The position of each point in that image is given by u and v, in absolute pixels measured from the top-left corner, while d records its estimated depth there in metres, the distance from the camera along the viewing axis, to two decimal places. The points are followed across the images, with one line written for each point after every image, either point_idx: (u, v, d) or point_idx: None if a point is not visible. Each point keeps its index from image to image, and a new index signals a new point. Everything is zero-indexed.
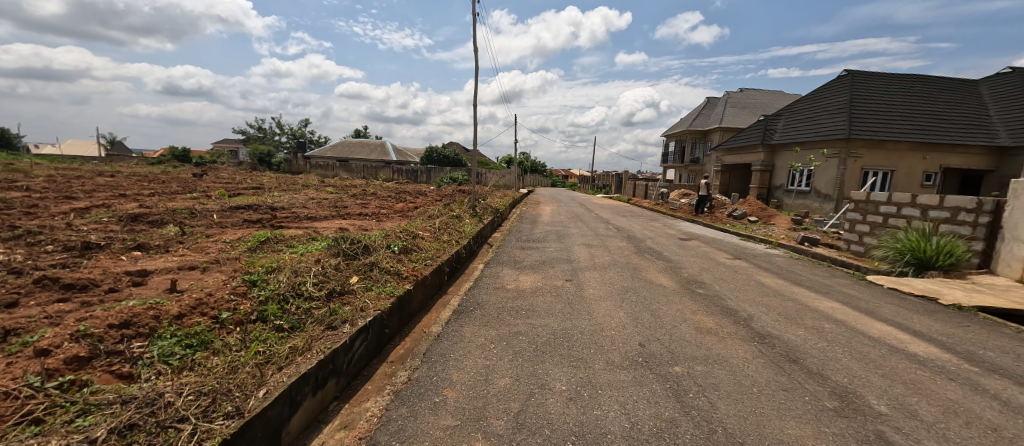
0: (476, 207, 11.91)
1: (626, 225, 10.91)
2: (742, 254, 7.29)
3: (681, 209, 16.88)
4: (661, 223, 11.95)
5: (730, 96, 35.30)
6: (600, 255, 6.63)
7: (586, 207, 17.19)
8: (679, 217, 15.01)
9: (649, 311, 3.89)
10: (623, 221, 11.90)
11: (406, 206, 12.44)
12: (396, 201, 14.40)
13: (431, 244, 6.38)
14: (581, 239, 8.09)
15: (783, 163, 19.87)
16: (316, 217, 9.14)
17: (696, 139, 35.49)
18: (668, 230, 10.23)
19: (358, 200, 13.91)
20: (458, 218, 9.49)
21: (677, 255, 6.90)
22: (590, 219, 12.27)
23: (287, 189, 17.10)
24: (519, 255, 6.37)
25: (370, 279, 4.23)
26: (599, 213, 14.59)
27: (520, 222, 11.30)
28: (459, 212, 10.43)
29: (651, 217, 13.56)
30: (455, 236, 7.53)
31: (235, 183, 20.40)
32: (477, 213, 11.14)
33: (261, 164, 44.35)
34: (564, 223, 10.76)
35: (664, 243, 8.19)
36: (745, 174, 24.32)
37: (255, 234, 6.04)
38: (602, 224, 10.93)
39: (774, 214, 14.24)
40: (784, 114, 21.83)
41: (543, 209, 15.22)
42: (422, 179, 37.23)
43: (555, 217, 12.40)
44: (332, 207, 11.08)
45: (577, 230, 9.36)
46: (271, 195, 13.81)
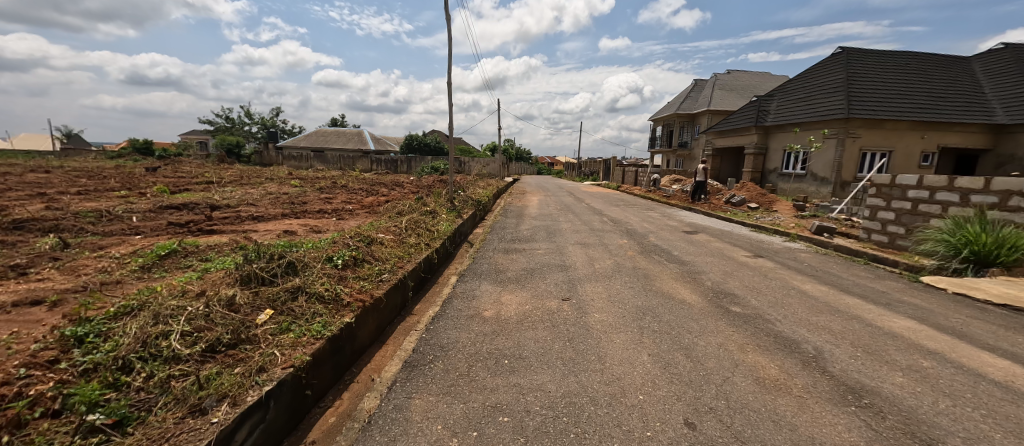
0: (454, 200, 10.63)
1: (622, 216, 9.83)
2: (761, 250, 6.26)
3: (675, 196, 15.92)
4: (659, 213, 10.89)
5: (719, 78, 34.43)
6: (600, 257, 5.51)
7: (576, 196, 16.11)
8: (675, 205, 14.02)
9: (681, 350, 2.77)
10: (618, 212, 10.77)
11: (376, 200, 11.10)
12: (367, 194, 13.01)
13: (391, 250, 5.11)
14: (575, 235, 6.94)
15: (777, 146, 19.02)
16: (263, 216, 7.78)
17: (684, 123, 34.58)
18: (669, 221, 9.18)
19: (323, 195, 12.44)
20: (432, 214, 8.24)
21: (689, 255, 5.82)
22: (581, 210, 11.10)
23: (247, 183, 15.49)
24: (500, 260, 5.18)
25: (288, 315, 2.98)
26: (590, 203, 13.47)
27: (504, 216, 10.10)
28: (434, 206, 9.18)
29: (647, 206, 12.48)
30: (424, 236, 6.27)
31: (192, 177, 18.56)
32: (456, 206, 9.89)
33: (230, 156, 41.86)
34: (553, 215, 9.60)
35: (669, 238, 7.10)
36: (737, 158, 23.49)
37: (159, 244, 4.69)
38: (596, 216, 9.80)
39: (774, 199, 13.36)
40: (777, 94, 20.95)
41: (530, 200, 14.03)
42: (402, 169, 35.56)
43: (543, 209, 11.23)
44: (288, 204, 9.65)
45: (569, 224, 8.21)
46: (223, 190, 12.28)
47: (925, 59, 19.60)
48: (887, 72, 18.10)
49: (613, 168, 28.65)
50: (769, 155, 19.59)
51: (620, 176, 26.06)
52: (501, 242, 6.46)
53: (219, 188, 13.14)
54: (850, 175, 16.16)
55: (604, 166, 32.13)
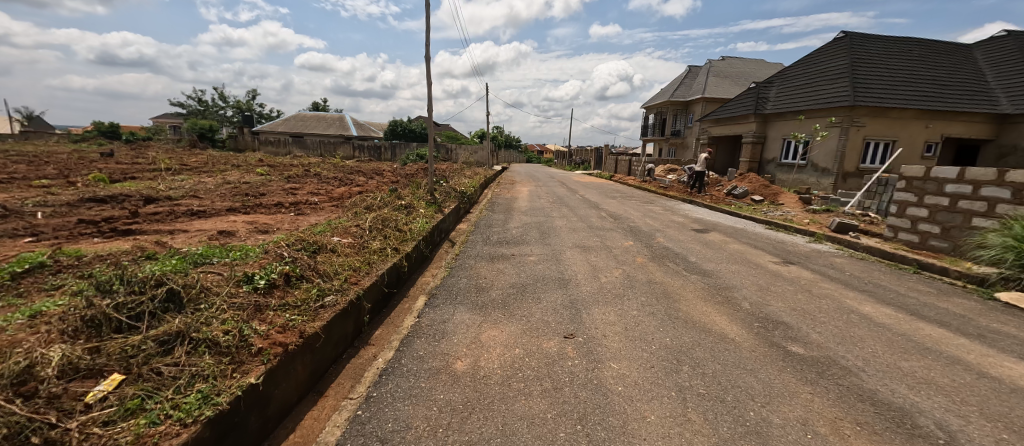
0: (434, 191, 9.50)
1: (621, 210, 8.89)
2: (789, 255, 5.36)
3: (672, 187, 15.04)
4: (661, 207, 9.94)
5: (713, 65, 33.54)
6: (605, 265, 4.52)
7: (568, 187, 15.14)
8: (675, 196, 13.15)
9: (752, 440, 1.80)
10: (617, 205, 9.78)
11: (347, 191, 9.95)
12: (339, 184, 11.78)
13: (343, 259, 4.03)
14: (572, 236, 5.94)
15: (777, 135, 18.24)
16: (204, 212, 6.60)
17: (677, 111, 33.65)
18: (675, 217, 8.25)
19: (290, 184, 11.17)
20: (406, 209, 7.16)
21: (709, 261, 4.88)
22: (576, 203, 10.09)
23: (209, 171, 14.11)
24: (482, 271, 4.16)
25: (146, 385, 1.92)
26: (585, 194, 12.47)
27: (492, 209, 9.05)
28: (411, 199, 8.09)
29: (645, 199, 11.53)
30: (392, 237, 5.19)
31: (150, 163, 16.95)
32: (436, 199, 8.79)
33: (202, 141, 39.60)
34: (545, 209, 8.59)
35: (680, 239, 6.14)
36: (733, 147, 22.68)
37: (23, 255, 3.51)
38: (593, 210, 8.82)
39: (778, 191, 12.56)
40: (776, 80, 20.11)
41: (519, 191, 13.01)
42: (386, 156, 34.08)
43: (534, 201, 10.21)
44: (242, 196, 8.42)
45: (563, 221, 7.21)
46: (175, 179, 10.94)
47: (928, 45, 18.91)
48: (892, 58, 17.35)
49: (605, 157, 27.64)
50: (767, 144, 18.78)
51: (613, 165, 25.12)
52: (486, 243, 5.43)
53: (171, 176, 11.75)
54: (852, 166, 15.32)
55: (596, 155, 31.12)
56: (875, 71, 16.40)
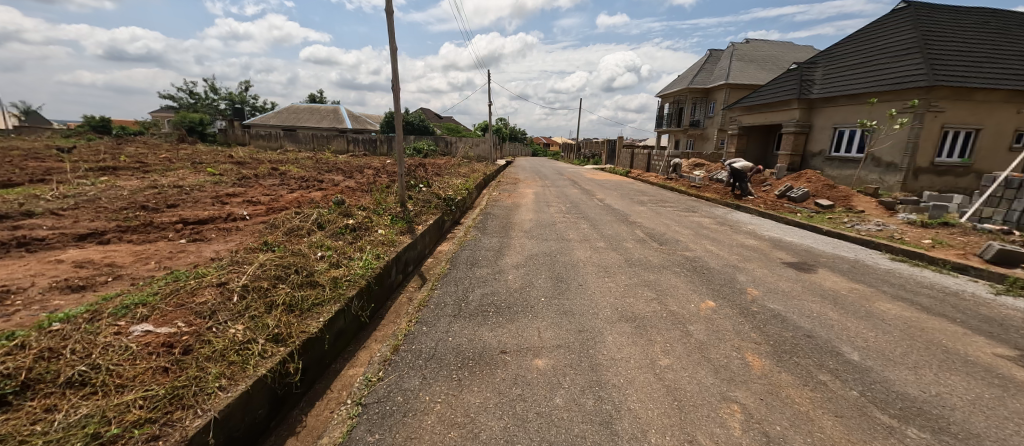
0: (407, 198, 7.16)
1: (660, 226, 6.50)
2: (1005, 333, 2.96)
3: (707, 187, 12.51)
4: (709, 218, 7.50)
5: (736, 48, 30.69)
6: (696, 388, 2.13)
7: (581, 187, 12.74)
8: (715, 199, 10.65)
9: None
10: (651, 217, 7.36)
11: (296, 198, 7.64)
12: (298, 186, 9.50)
13: (87, 413, 1.70)
14: (606, 287, 3.58)
15: (825, 123, 15.53)
16: (33, 243, 4.30)
17: (696, 99, 30.76)
18: (739, 239, 5.83)
19: (233, 188, 8.93)
20: (349, 232, 4.83)
21: (885, 359, 2.50)
22: (596, 212, 7.70)
23: (156, 170, 11.91)
24: (427, 429, 1.80)
25: None
26: (602, 197, 10.11)
27: (484, 221, 6.71)
28: (366, 214, 5.77)
29: (680, 204, 9.11)
30: (286, 305, 2.86)
31: (100, 160, 14.88)
32: (406, 211, 6.45)
33: (192, 134, 37.74)
34: (556, 225, 6.25)
35: (781, 289, 3.74)
36: (766, 138, 19.95)
37: None
38: (621, 226, 6.42)
39: (848, 192, 10.00)
40: (822, 61, 17.34)
41: (522, 192, 10.69)
42: (382, 150, 31.89)
43: (539, 210, 7.85)
44: (142, 207, 6.19)
45: (584, 250, 4.85)
46: (87, 182, 8.67)
47: (1007, 16, 15.93)
48: (968, 30, 14.46)
49: (618, 149, 25.08)
50: (813, 135, 16.09)
51: (628, 159, 22.55)
52: (461, 309, 3.07)
53: (92, 178, 9.51)
54: (926, 159, 12.59)
55: (607, 148, 28.54)
56: (952, 44, 13.56)
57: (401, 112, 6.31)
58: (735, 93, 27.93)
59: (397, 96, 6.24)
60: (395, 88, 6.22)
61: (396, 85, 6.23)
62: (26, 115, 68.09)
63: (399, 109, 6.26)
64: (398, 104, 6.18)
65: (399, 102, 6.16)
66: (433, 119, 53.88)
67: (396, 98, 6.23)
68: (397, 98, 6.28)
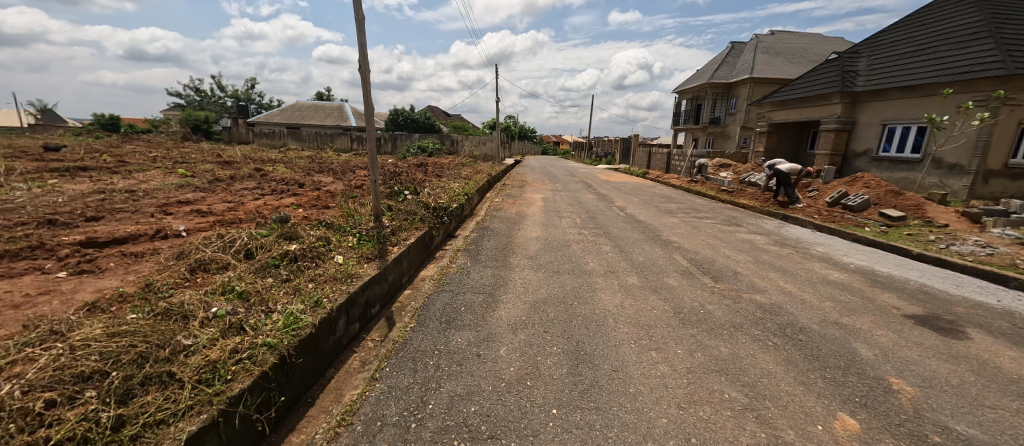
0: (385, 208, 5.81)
1: (703, 248, 5.08)
2: None
3: (740, 192, 10.99)
4: (762, 235, 5.99)
5: (760, 41, 28.80)
6: None
7: (596, 190, 11.35)
8: (755, 206, 9.15)
9: None
10: (689, 234, 5.88)
11: (257, 207, 6.37)
12: (272, 190, 8.27)
13: None
14: (659, 380, 2.16)
15: (873, 119, 13.79)
16: None
17: (717, 95, 28.89)
18: (818, 269, 4.35)
19: (193, 193, 7.72)
20: (287, 264, 3.52)
21: None
22: (618, 227, 6.27)
23: (125, 171, 10.79)
24: None
25: None
26: (623, 204, 8.66)
27: (479, 238, 5.33)
28: (325, 234, 4.46)
29: (719, 215, 7.59)
30: (78, 441, 1.56)
31: (77, 160, 13.91)
32: (381, 226, 5.10)
33: (196, 132, 37.19)
34: (569, 247, 4.85)
35: (943, 379, 2.29)
36: (799, 136, 18.22)
37: None
38: (651, 248, 4.98)
39: (919, 200, 8.38)
40: (867, 50, 15.51)
41: (530, 198, 9.36)
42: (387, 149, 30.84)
43: (549, 222, 6.50)
44: (51, 220, 4.96)
45: (611, 293, 3.43)
46: (27, 186, 7.51)
47: None
48: None
49: (634, 148, 23.50)
50: (857, 132, 14.37)
51: (644, 159, 20.94)
52: (406, 444, 1.70)
53: (40, 180, 8.38)
54: (1000, 160, 10.86)
55: (621, 146, 26.94)
56: None
57: (371, 101, 4.93)
58: (760, 88, 26.08)
59: (365, 80, 4.87)
60: (363, 70, 4.85)
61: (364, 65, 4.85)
62: (42, 113, 68.98)
63: (368, 97, 4.88)
64: (367, 90, 4.82)
65: (369, 88, 4.80)
66: (439, 117, 52.74)
67: (365, 83, 4.85)
68: (366, 82, 4.90)
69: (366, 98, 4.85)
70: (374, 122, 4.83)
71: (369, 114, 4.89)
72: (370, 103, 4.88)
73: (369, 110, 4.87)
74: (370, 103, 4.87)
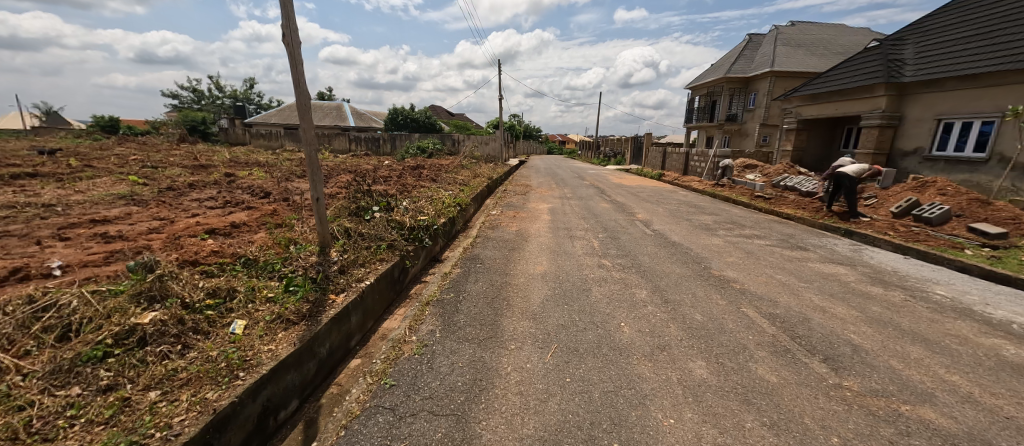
0: (340, 230, 4.37)
1: (772, 290, 3.65)
2: None
3: (780, 198, 9.47)
4: (843, 266, 4.49)
5: (779, 32, 27.09)
6: None
7: (610, 196, 9.91)
8: (804, 217, 7.64)
9: None
10: (745, 265, 4.39)
11: (184, 228, 5.00)
12: (225, 202, 6.94)
13: None
14: None
15: (925, 114, 12.13)
16: None
17: (733, 90, 27.18)
18: (970, 336, 2.86)
19: (125, 206, 6.39)
20: (120, 354, 2.10)
21: None
22: (649, 253, 4.79)
23: (75, 178, 9.55)
24: None
25: None
26: (646, 217, 7.17)
27: (462, 275, 3.88)
28: (231, 280, 3.05)
29: (769, 233, 6.08)
30: None
31: (37, 165, 12.68)
32: (325, 262, 3.66)
33: (193, 134, 36.34)
34: (588, 295, 3.38)
35: None
36: (831, 133, 16.59)
37: None
38: (706, 292, 3.50)
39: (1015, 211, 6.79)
40: (913, 36, 13.81)
41: (534, 207, 7.96)
42: (386, 150, 29.60)
43: (558, 245, 5.09)
44: None
45: (673, 410, 1.95)
46: None
47: None
48: None
49: (647, 148, 21.96)
50: (904, 129, 12.74)
51: (658, 159, 19.36)
52: None
53: None
54: None
55: (632, 145, 25.37)
56: None
57: (305, 87, 3.48)
58: (781, 82, 24.38)
59: (294, 57, 3.41)
60: (289, 44, 3.40)
61: (292, 36, 3.41)
62: (46, 116, 68.83)
63: (300, 81, 3.43)
64: (298, 72, 3.39)
65: (299, 71, 3.37)
66: (442, 116, 51.48)
67: (292, 61, 3.39)
68: (297, 60, 3.45)
69: (296, 82, 3.40)
70: (307, 117, 3.37)
71: (302, 105, 3.43)
72: (301, 91, 3.43)
73: (301, 100, 3.41)
74: (303, 90, 3.42)
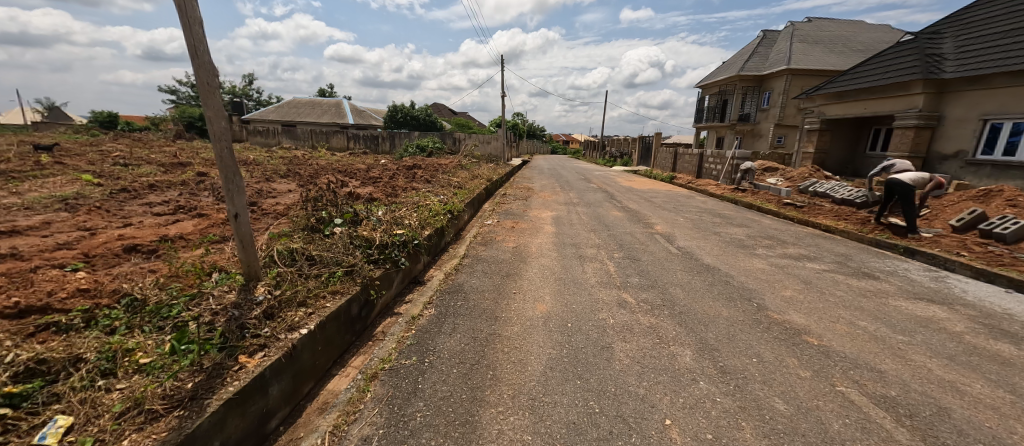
0: (280, 252, 3.34)
1: (864, 349, 2.60)
2: None
3: (814, 207, 8.42)
4: (937, 305, 3.44)
5: (796, 29, 25.92)
6: None
7: (621, 203, 8.87)
8: (850, 230, 6.57)
9: None
10: (810, 304, 3.34)
11: (97, 246, 4.00)
12: (175, 208, 5.96)
13: None
14: None
15: (968, 113, 11.00)
16: None
17: (747, 89, 26.02)
18: None
19: (51, 212, 5.42)
20: None
21: None
22: (681, 283, 3.75)
23: (26, 176, 8.59)
24: None
25: None
26: (667, 230, 6.13)
27: (435, 318, 2.86)
28: (79, 345, 2.05)
29: (820, 253, 5.03)
30: None
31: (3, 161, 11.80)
32: (244, 303, 2.64)
33: (190, 130, 35.55)
34: (609, 361, 2.34)
35: None
36: (857, 135, 15.50)
37: None
38: (776, 356, 2.45)
39: None
40: (954, 29, 12.62)
41: (537, 216, 6.94)
42: (385, 148, 28.65)
43: (563, 269, 4.07)
44: None
45: None
46: None
47: None
48: None
49: (657, 148, 20.86)
50: (943, 129, 11.62)
51: (669, 160, 18.28)
52: None
53: None
54: None
55: (640, 145, 24.30)
56: None
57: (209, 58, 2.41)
58: (798, 81, 23.22)
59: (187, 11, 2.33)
60: None
61: None
62: (48, 112, 68.47)
63: (199, 50, 2.35)
64: (194, 34, 2.33)
65: (195, 33, 2.32)
66: (445, 115, 50.59)
67: (184, 18, 2.28)
68: (195, 18, 2.36)
69: (191, 52, 2.32)
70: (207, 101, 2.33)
71: (203, 86, 2.39)
72: (201, 62, 2.36)
73: (200, 76, 2.35)
74: (203, 63, 2.38)
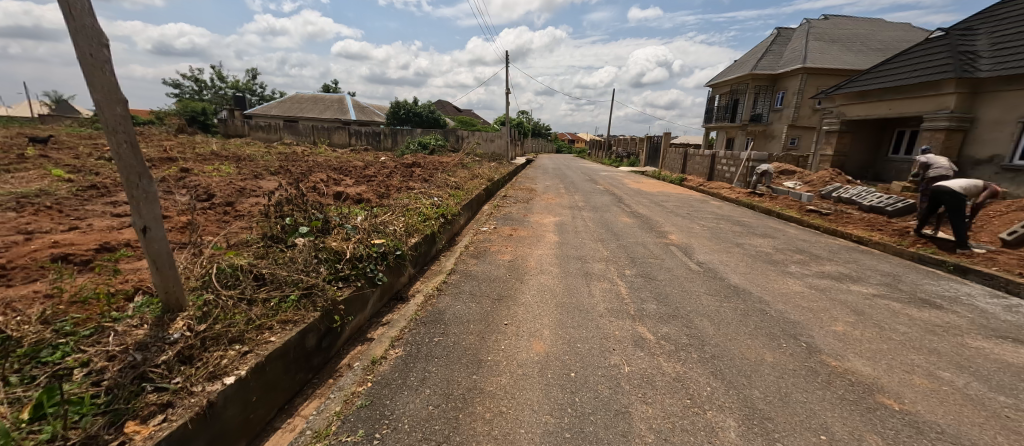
0: (221, 270, 2.74)
1: (968, 421, 1.95)
2: None
3: (840, 215, 7.75)
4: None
5: (812, 26, 25.04)
6: None
7: (630, 207, 8.23)
8: (888, 243, 5.89)
9: None
10: (871, 344, 2.72)
11: (22, 254, 3.44)
12: (139, 207, 5.40)
13: None
14: None
15: (1005, 115, 10.20)
16: None
17: (759, 88, 25.20)
18: None
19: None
20: None
21: None
22: (708, 310, 3.13)
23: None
24: None
25: None
26: (683, 240, 5.50)
27: (401, 362, 2.24)
28: None
29: (862, 271, 4.38)
30: None
31: None
32: (153, 343, 2.05)
33: (192, 124, 35.20)
34: (626, 440, 1.72)
35: None
36: (878, 138, 14.72)
37: None
38: (850, 432, 1.82)
39: None
40: (989, 25, 11.78)
41: (539, 221, 6.32)
42: (387, 145, 28.07)
43: (567, 290, 3.45)
44: None
45: None
46: None
47: None
48: None
49: (666, 148, 20.14)
50: (976, 132, 10.84)
51: (679, 161, 17.56)
52: None
53: None
54: None
55: (647, 146, 23.58)
56: None
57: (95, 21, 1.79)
58: (814, 80, 22.38)
59: None
60: None
61: None
62: (54, 105, 68.54)
63: (78, 9, 1.74)
64: None
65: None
66: (449, 113, 50.02)
67: None
68: None
69: (66, 12, 1.70)
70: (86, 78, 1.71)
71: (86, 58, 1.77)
72: (81, 26, 1.74)
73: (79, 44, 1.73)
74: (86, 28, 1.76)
